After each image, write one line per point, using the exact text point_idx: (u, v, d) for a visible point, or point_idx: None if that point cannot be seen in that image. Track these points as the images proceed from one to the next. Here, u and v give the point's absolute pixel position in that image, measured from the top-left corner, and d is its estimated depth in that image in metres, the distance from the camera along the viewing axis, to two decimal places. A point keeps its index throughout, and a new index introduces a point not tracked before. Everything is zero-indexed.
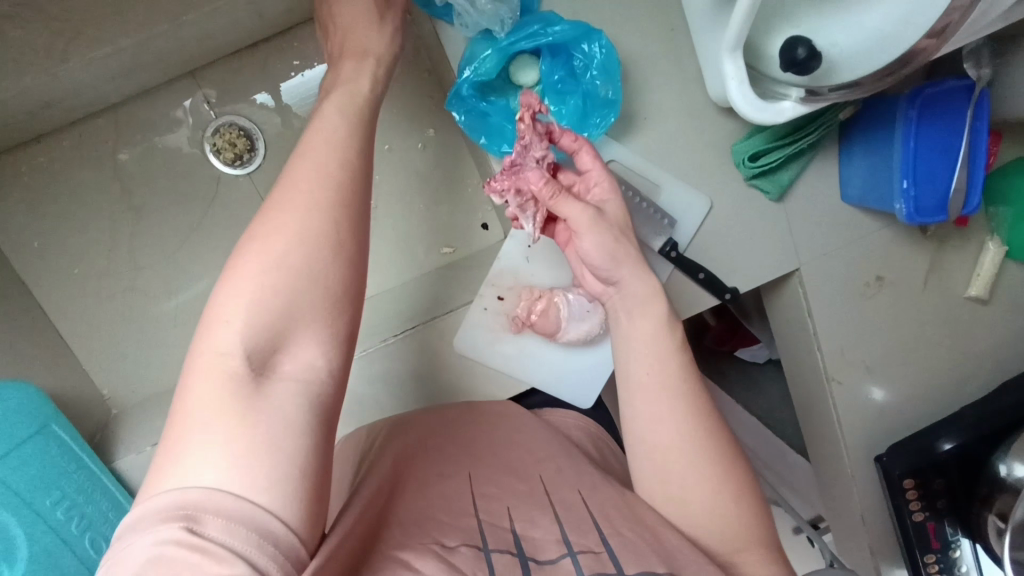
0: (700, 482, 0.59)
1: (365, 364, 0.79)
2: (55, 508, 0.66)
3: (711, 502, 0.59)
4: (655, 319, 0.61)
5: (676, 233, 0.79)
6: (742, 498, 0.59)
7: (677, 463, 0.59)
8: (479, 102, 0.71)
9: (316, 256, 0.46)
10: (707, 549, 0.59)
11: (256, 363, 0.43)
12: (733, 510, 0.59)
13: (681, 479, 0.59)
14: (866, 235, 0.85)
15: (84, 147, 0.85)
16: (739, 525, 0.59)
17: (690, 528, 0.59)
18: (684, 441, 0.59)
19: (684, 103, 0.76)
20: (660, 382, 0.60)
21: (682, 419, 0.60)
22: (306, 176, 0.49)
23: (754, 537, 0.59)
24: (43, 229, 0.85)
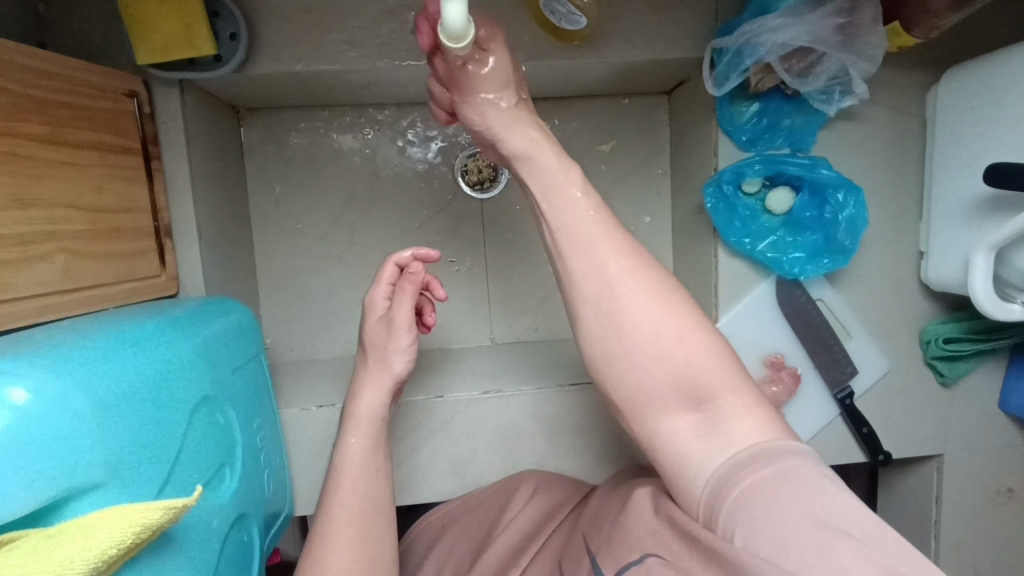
0: (642, 324, 0.52)
1: (535, 402, 0.83)
2: (256, 432, 0.68)
3: (657, 346, 0.52)
4: (571, 175, 0.55)
5: (854, 383, 0.85)
6: (696, 342, 0.52)
7: (615, 304, 0.52)
8: (738, 207, 0.79)
9: (373, 480, 0.65)
10: (661, 408, 0.52)
11: (332, 563, 0.59)
12: (680, 349, 0.52)
13: (631, 334, 0.52)
14: (1011, 446, 0.89)
15: (351, 126, 0.93)
16: (705, 367, 0.51)
17: (629, 392, 0.53)
18: (627, 278, 0.53)
19: (897, 275, 0.84)
20: (608, 250, 0.53)
21: (648, 288, 0.53)
22: (360, 479, 0.64)
23: (723, 378, 0.52)
24: (288, 182, 0.93)
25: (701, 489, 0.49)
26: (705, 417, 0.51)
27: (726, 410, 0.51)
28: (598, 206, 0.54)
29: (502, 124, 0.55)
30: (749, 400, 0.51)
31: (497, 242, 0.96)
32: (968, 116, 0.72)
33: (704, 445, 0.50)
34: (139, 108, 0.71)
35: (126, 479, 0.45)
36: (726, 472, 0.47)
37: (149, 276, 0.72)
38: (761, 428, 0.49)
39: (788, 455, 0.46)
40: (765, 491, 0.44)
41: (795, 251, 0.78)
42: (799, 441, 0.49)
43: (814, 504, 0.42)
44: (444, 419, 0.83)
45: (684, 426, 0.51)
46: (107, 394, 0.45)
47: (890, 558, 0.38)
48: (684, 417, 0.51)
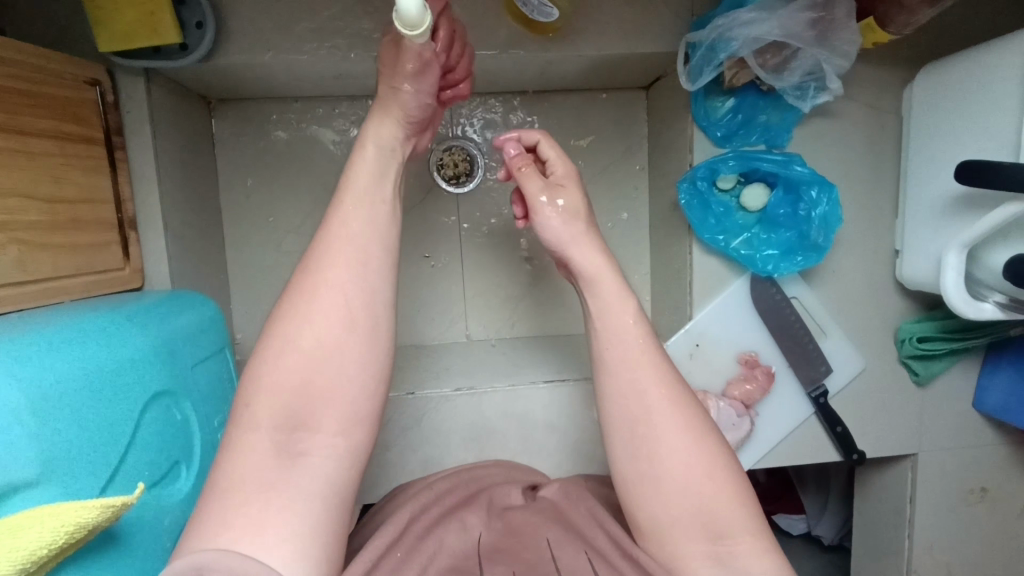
0: (674, 451, 0.52)
1: (509, 399, 0.83)
2: (218, 428, 0.66)
3: (689, 478, 0.51)
4: (628, 306, 0.56)
5: (828, 381, 0.84)
6: (726, 485, 0.51)
7: (651, 428, 0.52)
8: (712, 204, 0.78)
9: (347, 326, 0.50)
10: (683, 542, 0.50)
11: (264, 413, 0.47)
12: (709, 489, 0.51)
13: (658, 454, 0.52)
14: (984, 446, 0.90)
15: (326, 119, 0.92)
16: (731, 513, 0.50)
17: (651, 518, 0.51)
18: (667, 403, 0.53)
19: (872, 274, 0.84)
20: (654, 376, 0.54)
21: (683, 414, 0.53)
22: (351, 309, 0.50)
23: (747, 525, 0.50)
24: (260, 175, 0.91)
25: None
26: (722, 556, 0.49)
27: (745, 557, 0.49)
28: (651, 338, 0.56)
29: (568, 238, 0.59)
30: (767, 548, 0.50)
31: (474, 238, 0.95)
32: (944, 113, 0.72)
33: None
34: (102, 97, 0.70)
35: (66, 477, 0.44)
36: None
37: (111, 269, 0.71)
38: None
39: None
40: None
41: (768, 249, 0.78)
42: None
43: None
44: (415, 415, 0.82)
45: (700, 560, 0.50)
46: (50, 388, 0.44)
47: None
48: (700, 549, 0.50)
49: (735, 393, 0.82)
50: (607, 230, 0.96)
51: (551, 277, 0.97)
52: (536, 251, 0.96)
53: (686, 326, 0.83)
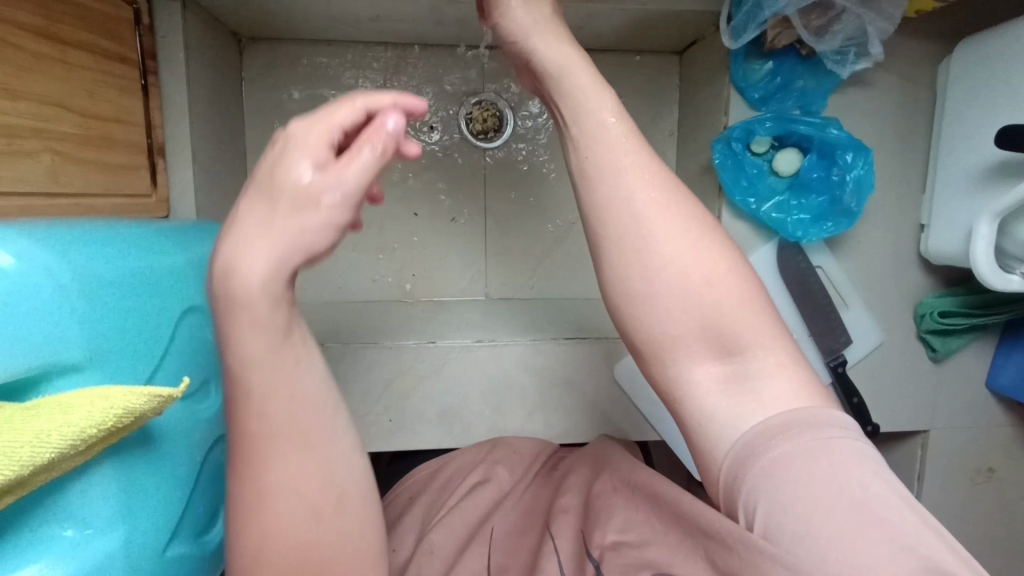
0: (667, 262, 0.46)
1: (529, 353, 0.82)
2: None
3: (687, 289, 0.45)
4: (604, 97, 0.49)
5: (846, 352, 0.84)
6: (735, 293, 0.46)
7: (644, 232, 0.46)
8: (746, 166, 0.78)
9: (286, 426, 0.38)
10: (687, 360, 0.46)
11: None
12: (710, 294, 0.45)
13: (650, 269, 0.46)
14: (994, 427, 0.90)
15: (358, 66, 0.90)
16: (741, 322, 0.45)
17: (651, 339, 0.47)
18: (652, 205, 0.47)
19: (897, 247, 0.84)
20: (639, 177, 0.47)
21: (674, 215, 0.47)
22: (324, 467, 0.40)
23: (756, 331, 0.45)
24: (288, 119, 0.90)
25: (723, 452, 0.43)
26: (735, 371, 0.45)
27: (761, 367, 0.44)
28: (632, 132, 0.49)
29: (531, 29, 0.51)
30: (786, 357, 0.45)
31: (497, 197, 0.95)
32: (979, 85, 0.72)
33: (729, 402, 0.44)
34: (138, 18, 0.68)
35: (108, 368, 0.43)
36: (754, 436, 0.42)
37: (139, 195, 0.69)
38: (796, 385, 0.44)
39: (824, 426, 0.40)
40: (802, 458, 0.39)
41: (800, 213, 0.78)
42: (840, 411, 0.43)
43: (852, 476, 0.38)
44: (435, 364, 0.81)
45: (712, 383, 0.45)
46: (94, 278, 0.43)
47: (930, 530, 0.36)
48: (710, 368, 0.45)
49: None
50: None
51: (574, 239, 0.97)
52: (559, 213, 0.96)
53: None
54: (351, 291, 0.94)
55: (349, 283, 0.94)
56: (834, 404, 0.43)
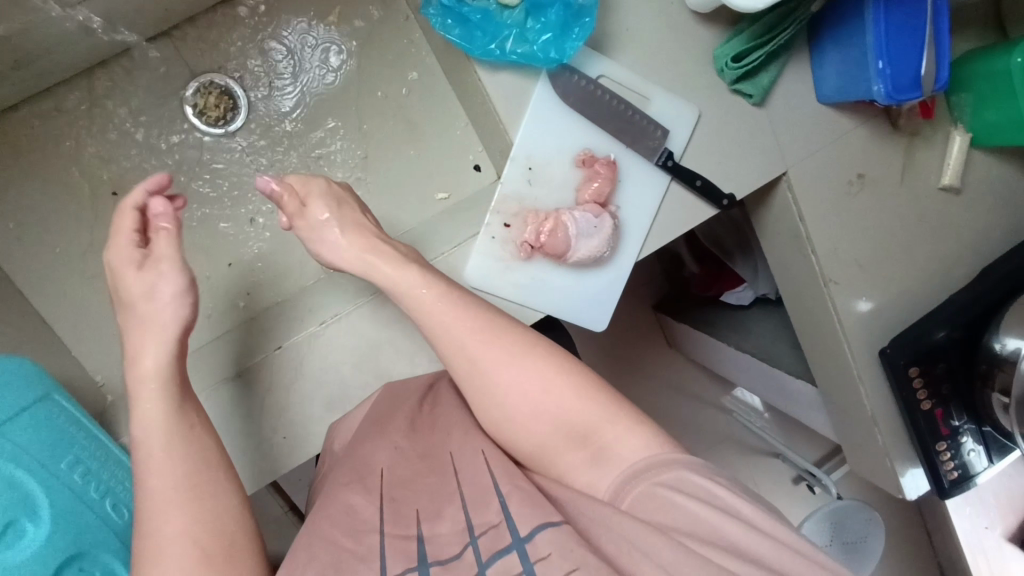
0: (512, 380, 0.63)
1: (377, 309, 0.79)
2: (79, 470, 0.61)
3: (531, 398, 0.62)
4: (416, 275, 0.68)
5: (669, 144, 0.81)
6: (575, 392, 0.62)
7: (480, 358, 0.64)
8: (471, 15, 0.72)
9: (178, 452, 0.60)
10: (561, 456, 0.61)
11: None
12: (552, 397, 0.62)
13: (495, 386, 0.64)
14: (844, 134, 0.88)
15: (61, 117, 0.82)
16: (585, 411, 0.61)
17: (530, 447, 0.62)
18: (484, 341, 0.65)
19: (666, 12, 0.78)
20: (464, 329, 0.65)
21: (511, 350, 0.64)
22: (184, 462, 0.60)
23: (600, 417, 0.60)
24: (21, 209, 0.81)
25: (604, 492, 0.58)
26: (593, 452, 0.60)
27: (612, 440, 0.59)
28: (445, 293, 0.67)
29: (315, 233, 0.74)
30: (630, 423, 0.60)
31: (279, 171, 0.87)
32: None
33: (597, 473, 0.59)
34: None
35: None
36: (619, 486, 0.57)
37: None
38: (646, 444, 0.58)
39: (677, 464, 0.56)
40: (664, 491, 0.54)
41: (543, 34, 0.71)
42: (686, 453, 0.58)
43: (707, 492, 0.53)
44: (294, 367, 0.77)
45: (581, 464, 0.60)
46: None
47: (777, 543, 0.50)
48: (577, 455, 0.60)
49: (587, 197, 0.79)
50: (405, 99, 0.88)
51: (376, 173, 0.89)
52: (345, 154, 0.88)
53: (511, 154, 0.78)
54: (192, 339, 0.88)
55: None
56: (676, 445, 0.59)
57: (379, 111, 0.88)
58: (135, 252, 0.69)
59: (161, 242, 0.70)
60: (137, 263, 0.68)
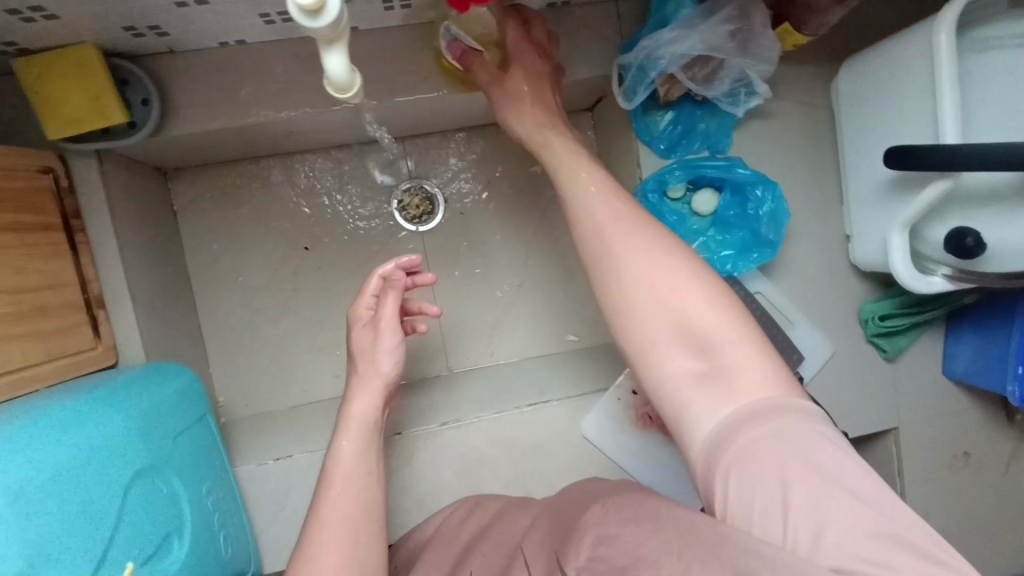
0: (653, 271, 0.54)
1: (495, 427, 0.84)
2: (209, 495, 0.67)
3: (660, 292, 0.53)
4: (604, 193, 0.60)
5: (801, 369, 0.86)
6: (722, 308, 0.52)
7: (643, 261, 0.54)
8: (668, 214, 0.81)
9: (354, 496, 0.62)
10: (663, 354, 0.52)
11: None
12: (698, 289, 0.52)
13: (626, 276, 0.54)
14: (962, 411, 0.92)
15: (287, 175, 0.93)
16: (733, 338, 0.50)
17: (674, 346, 0.51)
18: (669, 282, 0.53)
19: (828, 259, 0.86)
20: (638, 246, 0.55)
21: (666, 261, 0.54)
22: (354, 509, 0.61)
23: (744, 356, 0.49)
24: (226, 237, 0.93)
25: (698, 447, 0.48)
26: (707, 366, 0.49)
27: (728, 359, 0.49)
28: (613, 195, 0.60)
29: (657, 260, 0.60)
30: (766, 376, 0.48)
31: (444, 272, 0.97)
32: (866, 101, 0.75)
33: (702, 395, 0.48)
34: (56, 183, 0.71)
35: (55, 566, 0.44)
36: (725, 427, 0.46)
37: (83, 349, 0.71)
38: (758, 375, 0.48)
39: (787, 413, 0.45)
40: (765, 445, 0.43)
41: (724, 249, 0.80)
42: (836, 433, 0.44)
43: (815, 452, 0.42)
44: (405, 456, 0.83)
45: (684, 369, 0.50)
46: (29, 480, 0.44)
47: (943, 568, 0.37)
48: (683, 362, 0.50)
49: None
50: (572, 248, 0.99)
51: (524, 300, 0.98)
52: (505, 277, 0.98)
53: None
54: (314, 390, 0.95)
55: (311, 382, 0.95)
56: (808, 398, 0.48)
57: (545, 250, 0.98)
58: (374, 308, 0.73)
59: (388, 308, 0.72)
60: (368, 320, 0.73)
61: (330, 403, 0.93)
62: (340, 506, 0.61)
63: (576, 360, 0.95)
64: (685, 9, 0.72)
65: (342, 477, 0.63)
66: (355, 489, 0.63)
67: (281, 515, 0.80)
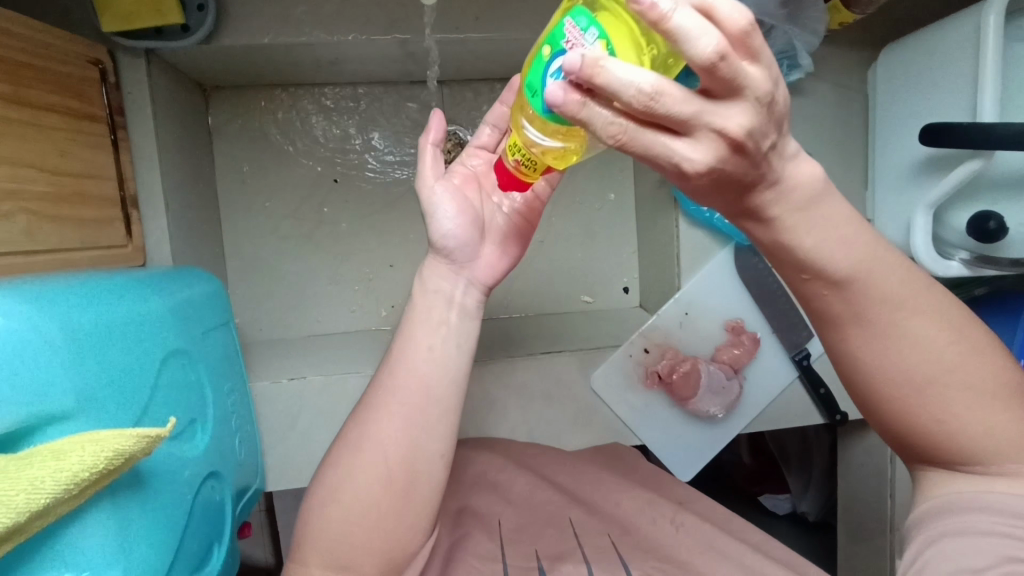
0: (929, 334, 0.43)
1: (507, 370, 0.85)
2: (229, 397, 0.68)
3: (931, 360, 0.43)
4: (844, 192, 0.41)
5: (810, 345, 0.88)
6: (978, 392, 0.44)
7: (899, 297, 0.43)
8: None
9: (429, 397, 0.53)
10: (914, 456, 0.48)
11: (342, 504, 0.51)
12: (969, 361, 0.44)
13: (909, 343, 0.43)
14: None
15: (325, 108, 0.94)
16: (977, 439, 0.44)
17: (896, 428, 0.47)
18: (947, 351, 0.43)
19: None
20: (895, 275, 0.42)
21: (933, 317, 0.43)
22: (428, 378, 0.53)
23: (1016, 469, 0.45)
24: (257, 162, 0.93)
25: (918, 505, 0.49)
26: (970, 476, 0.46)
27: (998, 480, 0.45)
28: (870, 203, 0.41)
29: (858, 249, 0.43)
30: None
31: None
32: (905, 85, 0.77)
33: (964, 497, 0.45)
34: (103, 76, 0.71)
35: (98, 414, 0.44)
36: (940, 521, 0.46)
37: (115, 246, 0.71)
38: None
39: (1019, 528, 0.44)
40: (973, 544, 0.44)
41: None
42: None
43: (1014, 551, 0.43)
44: None
45: (946, 481, 0.47)
46: (78, 329, 0.45)
47: None
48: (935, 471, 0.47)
49: (724, 358, 0.86)
50: (596, 211, 1.00)
51: (544, 258, 1.00)
52: None
53: (676, 295, 0.87)
54: (328, 322, 0.96)
55: (326, 315, 0.96)
56: None
57: (570, 210, 1.00)
58: (486, 167, 0.59)
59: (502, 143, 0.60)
60: (470, 177, 0.58)
61: (344, 336, 0.94)
62: (410, 404, 0.53)
63: (590, 320, 0.96)
64: None
65: (421, 372, 0.53)
66: (434, 385, 0.53)
67: (288, 434, 0.81)
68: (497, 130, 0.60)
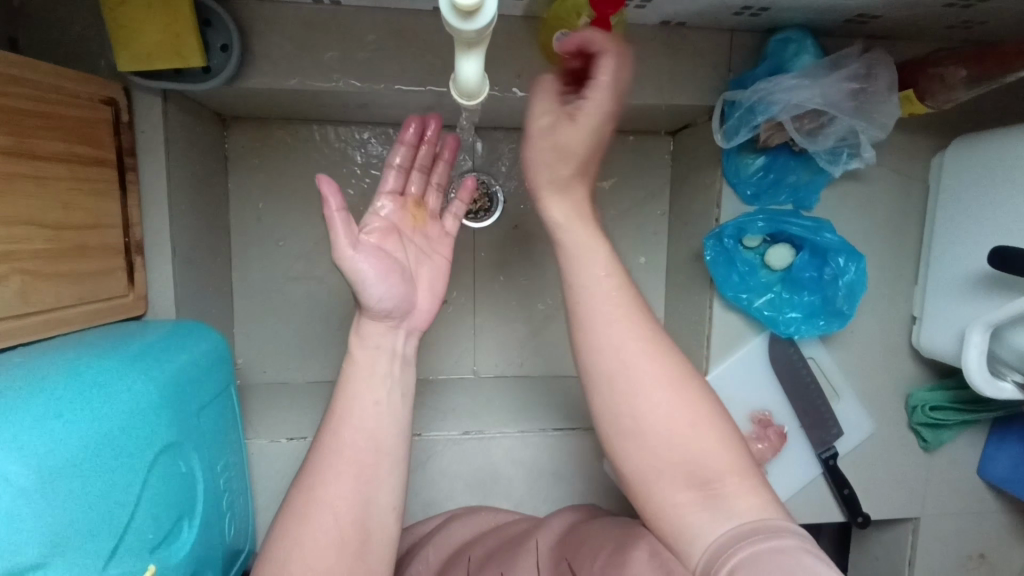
0: (650, 377, 0.54)
1: (517, 446, 0.81)
2: (223, 473, 0.65)
3: (661, 410, 0.53)
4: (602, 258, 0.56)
5: (838, 443, 0.84)
6: (707, 426, 0.53)
7: (633, 346, 0.54)
8: (739, 266, 0.77)
9: (374, 448, 0.52)
10: (665, 491, 0.52)
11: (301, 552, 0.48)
12: (688, 397, 0.54)
13: (631, 377, 0.54)
14: (986, 513, 0.89)
15: (348, 145, 0.89)
16: (709, 455, 0.52)
17: (639, 463, 0.53)
18: (671, 375, 0.54)
19: (890, 338, 0.83)
20: (630, 334, 0.54)
21: (655, 354, 0.55)
22: (379, 432, 0.53)
23: (736, 470, 0.52)
24: (273, 198, 0.89)
25: (695, 560, 0.49)
26: (709, 496, 0.51)
27: (732, 491, 0.51)
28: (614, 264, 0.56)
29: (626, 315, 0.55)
30: (751, 485, 0.51)
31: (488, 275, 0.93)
32: (975, 188, 0.71)
33: (707, 517, 0.50)
34: (117, 117, 0.67)
35: (72, 552, 0.42)
36: (720, 544, 0.48)
37: (114, 296, 0.67)
38: (762, 505, 0.50)
39: (778, 531, 0.47)
40: (761, 558, 0.45)
41: (792, 311, 0.77)
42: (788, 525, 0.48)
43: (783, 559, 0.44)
44: (420, 458, 0.80)
45: (689, 504, 0.51)
46: (56, 460, 0.42)
47: None
48: (688, 495, 0.51)
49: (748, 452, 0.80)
50: None
51: (563, 317, 0.95)
52: (549, 291, 0.94)
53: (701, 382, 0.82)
54: (335, 369, 0.92)
55: (333, 360, 0.92)
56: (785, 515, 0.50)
57: None
58: (398, 212, 0.58)
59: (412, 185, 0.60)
60: (388, 230, 0.57)
61: None
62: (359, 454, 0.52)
63: None
64: (806, 56, 0.68)
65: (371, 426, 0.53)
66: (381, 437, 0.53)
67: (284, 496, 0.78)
68: (400, 173, 0.59)
